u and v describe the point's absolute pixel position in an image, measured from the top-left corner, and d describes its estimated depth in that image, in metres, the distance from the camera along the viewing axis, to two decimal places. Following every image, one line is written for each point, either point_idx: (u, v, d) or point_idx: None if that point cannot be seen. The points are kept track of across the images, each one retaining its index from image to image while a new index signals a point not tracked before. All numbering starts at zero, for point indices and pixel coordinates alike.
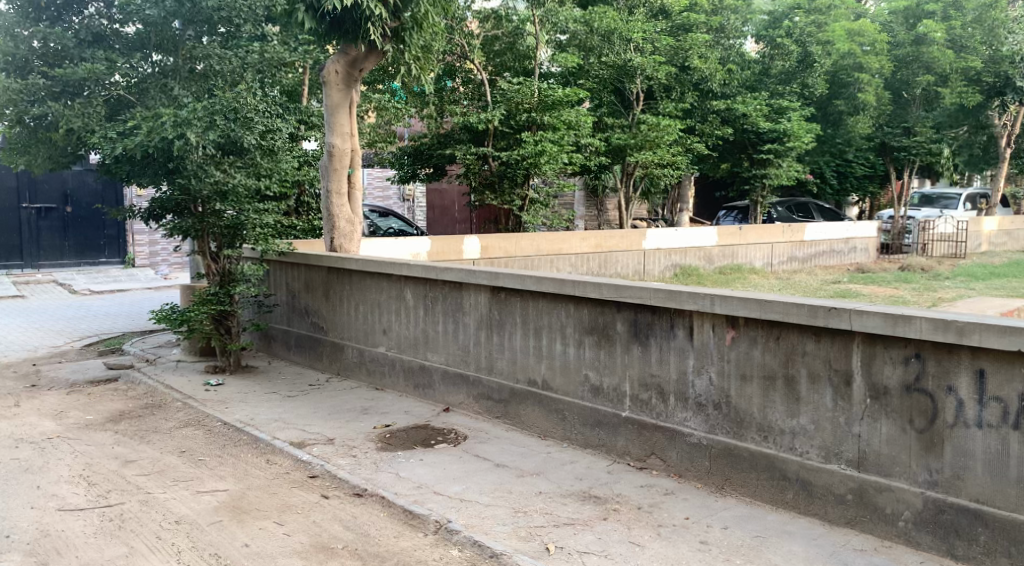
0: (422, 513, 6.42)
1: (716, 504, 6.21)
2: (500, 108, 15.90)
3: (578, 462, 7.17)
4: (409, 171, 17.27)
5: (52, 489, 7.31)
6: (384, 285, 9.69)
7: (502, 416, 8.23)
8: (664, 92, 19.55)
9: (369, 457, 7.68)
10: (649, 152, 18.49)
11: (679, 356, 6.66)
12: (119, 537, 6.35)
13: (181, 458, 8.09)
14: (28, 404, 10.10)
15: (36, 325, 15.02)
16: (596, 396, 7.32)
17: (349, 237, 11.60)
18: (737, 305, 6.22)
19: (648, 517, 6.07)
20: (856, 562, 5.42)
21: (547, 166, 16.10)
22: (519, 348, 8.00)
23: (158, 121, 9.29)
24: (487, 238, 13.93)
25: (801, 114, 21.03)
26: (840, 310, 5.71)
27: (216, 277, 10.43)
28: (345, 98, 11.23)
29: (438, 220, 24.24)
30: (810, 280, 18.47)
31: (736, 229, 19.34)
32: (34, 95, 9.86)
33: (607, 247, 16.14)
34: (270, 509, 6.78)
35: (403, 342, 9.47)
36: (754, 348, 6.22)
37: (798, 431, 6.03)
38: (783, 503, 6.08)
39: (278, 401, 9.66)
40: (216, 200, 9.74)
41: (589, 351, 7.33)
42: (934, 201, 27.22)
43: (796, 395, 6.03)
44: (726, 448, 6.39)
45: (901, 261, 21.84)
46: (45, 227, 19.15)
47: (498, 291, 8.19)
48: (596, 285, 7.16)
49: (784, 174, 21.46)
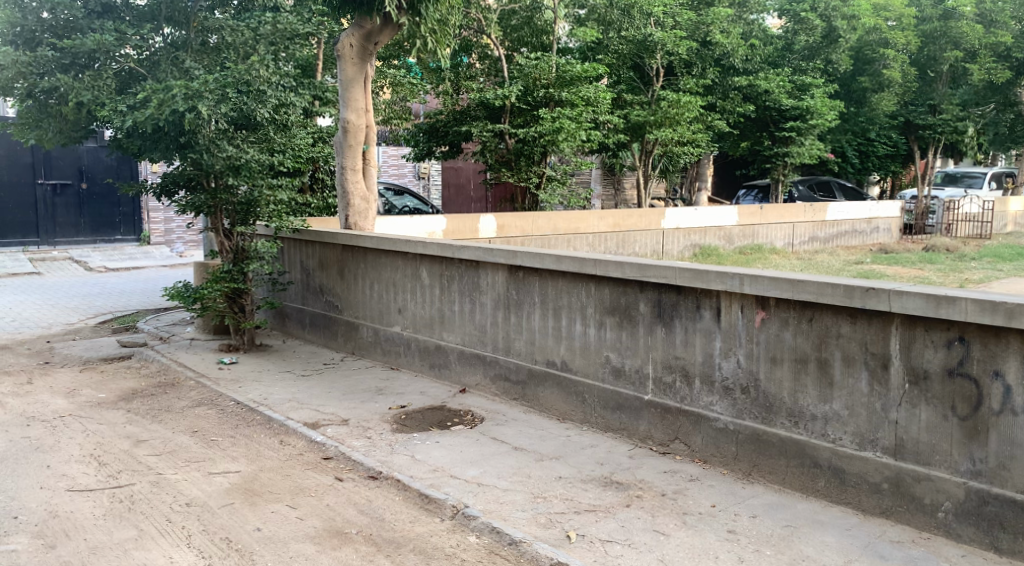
0: (438, 497, 6.23)
1: (744, 492, 6.00)
2: (517, 84, 15.61)
3: (598, 446, 6.96)
4: (424, 149, 17.02)
5: (62, 469, 7.17)
6: (399, 263, 9.49)
7: (520, 398, 8.03)
8: (685, 68, 19.19)
9: (384, 438, 7.50)
10: (670, 129, 18.17)
11: (706, 338, 6.42)
12: (128, 519, 6.19)
13: (193, 438, 7.93)
14: (40, 382, 9.98)
15: (51, 302, 14.93)
16: (617, 378, 7.10)
17: (363, 215, 11.39)
18: (768, 286, 5.97)
19: (673, 505, 5.86)
20: (894, 555, 5.18)
21: (565, 143, 15.76)
22: (538, 328, 7.78)
23: (169, 93, 8.98)
24: (502, 217, 13.71)
25: (825, 91, 20.66)
26: (878, 291, 5.45)
27: (230, 254, 10.31)
28: (360, 73, 10.98)
29: (453, 199, 24.00)
30: (832, 261, 18.16)
31: (756, 209, 18.99)
32: (43, 67, 9.64)
33: (625, 226, 15.89)
34: (283, 492, 6.61)
35: (419, 322, 9.28)
36: (786, 331, 5.97)
37: (831, 416, 5.79)
38: (814, 491, 5.86)
39: (292, 380, 9.49)
40: (229, 174, 9.61)
41: (611, 332, 7.10)
42: (958, 180, 26.75)
43: (828, 379, 5.79)
44: (754, 434, 6.17)
45: (926, 241, 21.46)
46: (59, 204, 19.02)
47: (516, 270, 7.97)
48: (619, 264, 6.91)
49: (806, 152, 21.08)
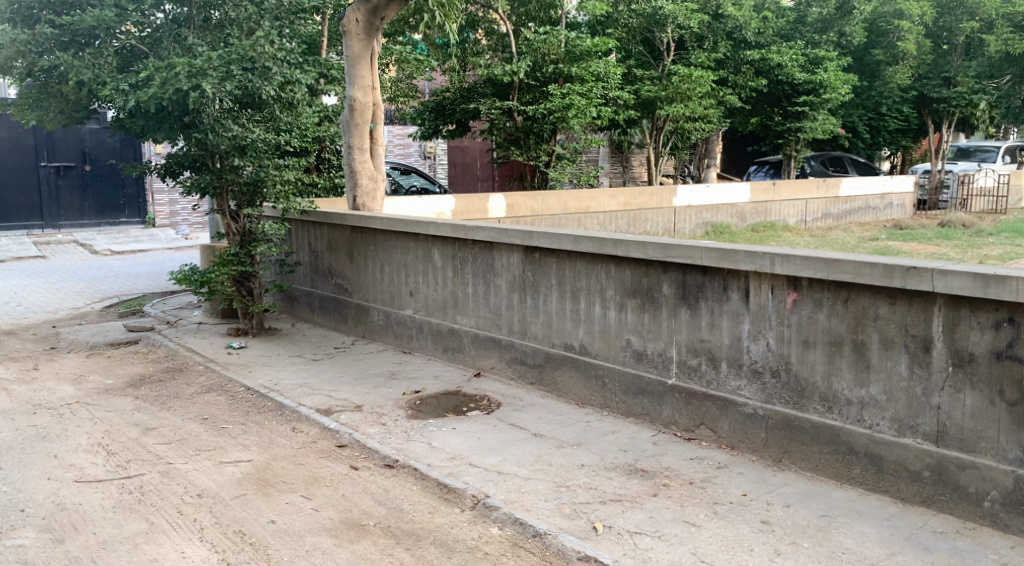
0: (457, 487, 6.02)
1: (775, 480, 5.78)
2: (526, 60, 15.27)
3: (620, 432, 6.75)
4: (430, 127, 16.70)
5: (70, 459, 6.97)
6: (410, 245, 9.25)
7: (537, 382, 7.82)
8: (697, 42, 18.93)
9: (400, 425, 7.29)
10: (681, 105, 17.82)
11: (733, 321, 6.19)
12: (138, 512, 6.00)
13: (203, 425, 7.73)
14: (47, 367, 9.80)
15: (55, 285, 14.72)
16: (639, 362, 6.87)
17: (371, 195, 11.13)
18: (801, 265, 5.73)
19: (702, 494, 5.64)
20: (938, 547, 4.96)
21: (575, 120, 15.44)
22: (556, 311, 7.55)
23: (172, 72, 8.76)
24: (512, 196, 13.44)
25: (838, 65, 20.28)
26: (920, 270, 5.21)
27: (237, 237, 10.09)
28: (366, 49, 10.69)
29: (460, 178, 23.67)
30: (847, 238, 17.87)
31: (769, 185, 18.71)
32: (42, 45, 9.34)
33: (636, 204, 15.62)
34: (297, 482, 6.40)
35: (431, 304, 9.06)
36: (819, 312, 5.74)
37: (867, 401, 5.57)
38: (849, 479, 5.64)
39: (303, 365, 9.30)
40: (235, 155, 9.43)
41: (633, 314, 6.87)
42: (971, 154, 26.45)
43: (864, 362, 5.56)
44: (785, 419, 5.95)
45: (940, 217, 21.16)
46: (63, 186, 18.80)
47: (532, 251, 7.73)
48: (641, 244, 6.66)
49: (819, 128, 20.73)
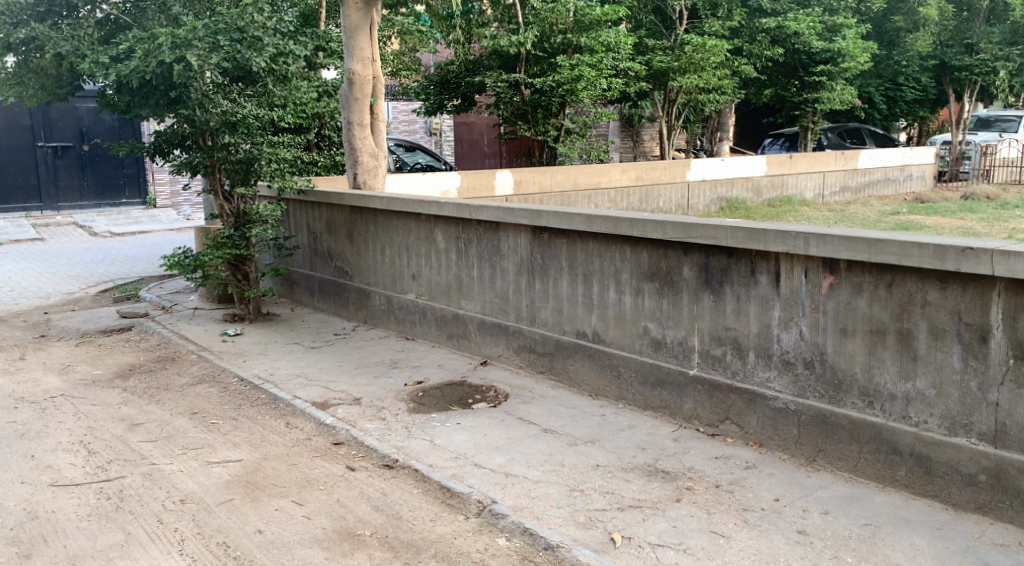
0: (461, 491, 5.51)
1: (810, 482, 5.26)
2: (533, 30, 14.63)
3: (638, 427, 6.24)
4: (435, 102, 16.09)
5: (48, 460, 6.49)
6: (412, 226, 8.73)
7: (548, 371, 7.31)
8: (710, 10, 18.28)
9: (400, 420, 6.78)
10: (694, 76, 17.22)
11: (762, 307, 5.67)
12: (115, 520, 5.52)
13: (192, 421, 7.25)
14: (33, 357, 9.31)
15: (51, 270, 14.24)
16: (657, 351, 6.35)
17: (372, 173, 10.57)
18: (839, 246, 5.18)
19: (730, 498, 5.13)
20: (999, 561, 4.44)
21: (585, 93, 14.88)
22: (567, 296, 7.03)
23: (155, 43, 8.25)
24: (520, 172, 12.88)
25: (857, 32, 19.68)
26: (978, 251, 4.65)
27: (230, 219, 9.56)
28: (365, 20, 10.12)
29: (467, 155, 23.12)
30: (867, 212, 17.26)
31: (785, 158, 18.10)
32: (17, 17, 8.87)
33: (649, 179, 15.05)
34: (288, 485, 5.91)
35: (434, 288, 8.54)
36: (859, 298, 5.19)
37: (914, 396, 5.03)
38: (894, 481, 5.12)
39: (301, 353, 8.79)
40: (225, 132, 8.86)
41: (650, 300, 6.34)
42: (991, 124, 25.70)
43: (910, 353, 5.02)
44: (820, 414, 5.42)
45: (963, 190, 20.49)
46: (62, 166, 18.28)
47: (541, 231, 7.19)
48: (659, 225, 6.12)
49: (837, 98, 20.16)
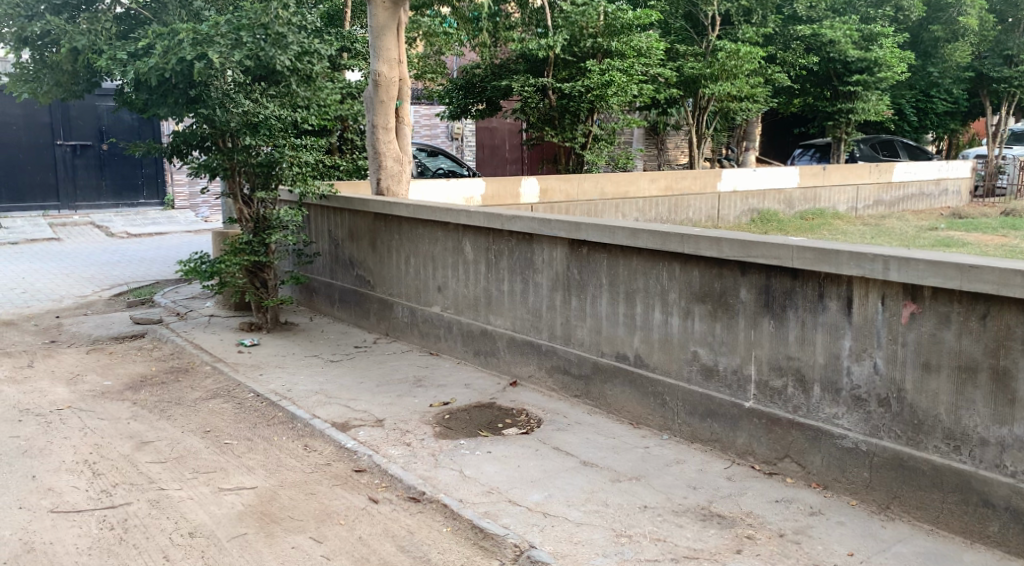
0: (496, 533, 5.02)
1: (887, 535, 4.77)
2: (563, 34, 14.13)
3: (687, 462, 5.73)
4: (458, 106, 15.64)
5: (49, 482, 6.03)
6: (439, 235, 8.24)
7: (583, 395, 6.81)
8: (744, 16, 17.72)
9: (427, 446, 6.28)
10: (726, 83, 16.70)
11: (830, 335, 5.16)
12: (117, 556, 5.05)
13: (204, 440, 6.78)
14: (41, 365, 8.86)
15: (67, 271, 13.83)
16: (707, 379, 5.83)
17: (397, 179, 10.06)
18: (924, 271, 4.68)
19: (798, 552, 4.65)
20: None
21: (615, 99, 14.37)
22: (606, 315, 6.52)
23: (175, 39, 7.80)
24: (546, 180, 12.38)
25: (894, 40, 19.03)
26: None
27: (249, 223, 9.09)
28: (392, 19, 9.63)
29: (488, 160, 22.64)
30: (904, 226, 16.65)
31: (819, 169, 17.53)
32: (32, 10, 8.47)
33: (678, 189, 14.53)
34: (306, 518, 5.43)
35: (461, 302, 8.04)
36: (945, 330, 4.70)
37: (1009, 443, 4.56)
38: (983, 537, 4.65)
39: (320, 367, 8.32)
40: (246, 133, 8.40)
41: (701, 323, 5.82)
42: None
43: (1006, 395, 4.54)
44: (895, 457, 4.94)
45: (1002, 205, 19.81)
46: (80, 165, 17.92)
47: (580, 245, 6.69)
48: (715, 241, 5.61)
49: (872, 109, 19.57)
